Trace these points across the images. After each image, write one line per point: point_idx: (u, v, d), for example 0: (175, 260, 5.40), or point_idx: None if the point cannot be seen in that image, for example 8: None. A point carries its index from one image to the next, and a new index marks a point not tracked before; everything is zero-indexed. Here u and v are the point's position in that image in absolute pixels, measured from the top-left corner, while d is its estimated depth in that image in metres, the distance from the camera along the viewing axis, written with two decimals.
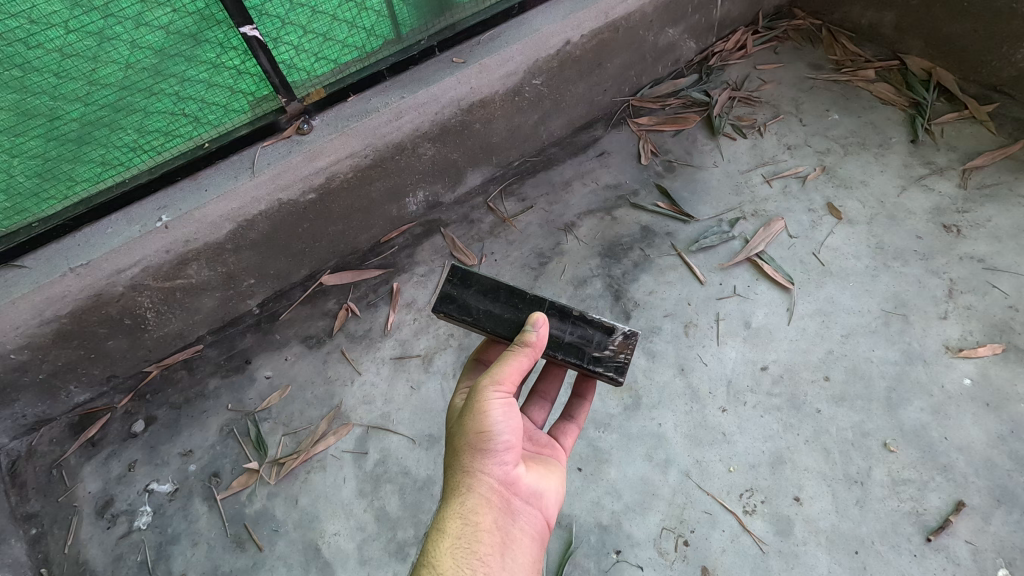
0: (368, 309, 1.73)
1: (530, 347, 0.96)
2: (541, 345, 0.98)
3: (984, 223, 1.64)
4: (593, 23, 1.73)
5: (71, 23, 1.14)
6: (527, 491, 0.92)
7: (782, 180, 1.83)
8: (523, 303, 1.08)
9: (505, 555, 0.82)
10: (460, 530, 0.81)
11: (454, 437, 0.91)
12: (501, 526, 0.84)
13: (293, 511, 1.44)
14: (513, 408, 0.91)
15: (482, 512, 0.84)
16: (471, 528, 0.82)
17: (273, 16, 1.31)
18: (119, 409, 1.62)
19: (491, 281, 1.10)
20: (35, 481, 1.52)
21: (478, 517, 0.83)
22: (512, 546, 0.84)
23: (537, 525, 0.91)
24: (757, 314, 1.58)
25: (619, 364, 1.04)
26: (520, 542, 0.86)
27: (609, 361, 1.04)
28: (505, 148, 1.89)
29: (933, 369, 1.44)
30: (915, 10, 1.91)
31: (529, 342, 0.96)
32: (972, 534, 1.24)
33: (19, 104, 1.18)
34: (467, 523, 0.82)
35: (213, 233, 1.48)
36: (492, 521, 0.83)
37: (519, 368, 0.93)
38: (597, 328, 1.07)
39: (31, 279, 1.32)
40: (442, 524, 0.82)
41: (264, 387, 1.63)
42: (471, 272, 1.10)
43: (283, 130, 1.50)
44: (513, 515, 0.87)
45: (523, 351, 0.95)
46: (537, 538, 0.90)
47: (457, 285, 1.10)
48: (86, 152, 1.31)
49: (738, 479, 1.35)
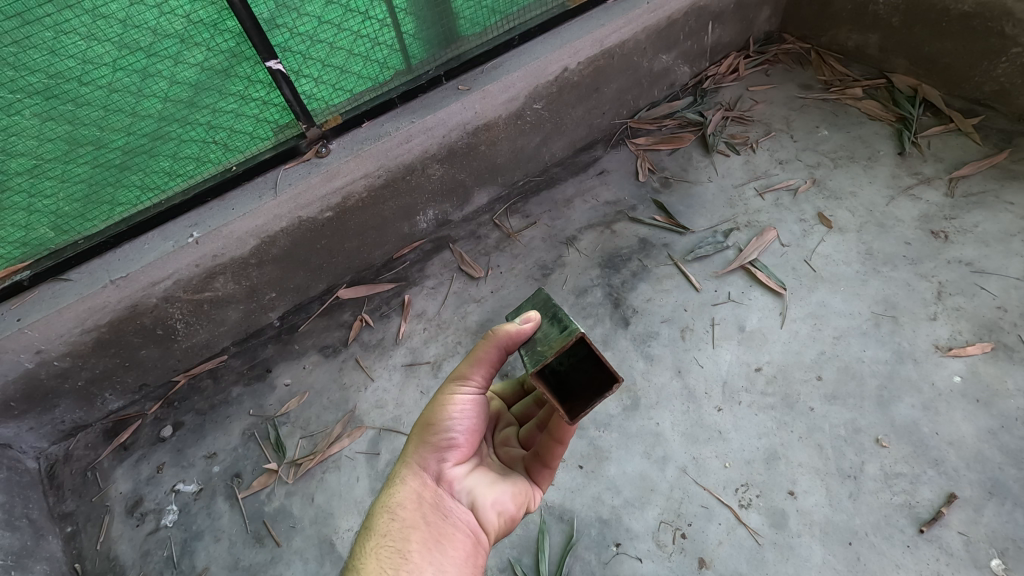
0: (381, 319, 1.84)
1: (511, 338, 1.02)
2: (519, 345, 1.03)
3: (972, 229, 1.70)
4: (590, 51, 1.86)
5: (118, 62, 1.28)
6: (468, 491, 1.01)
7: (774, 192, 1.91)
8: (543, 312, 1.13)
9: (432, 549, 0.90)
10: (383, 522, 0.94)
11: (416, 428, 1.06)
12: (430, 522, 0.94)
13: (309, 508, 1.52)
14: (466, 404, 1.03)
15: (406, 506, 0.95)
16: (398, 521, 0.93)
17: (295, 52, 1.46)
18: (149, 416, 1.73)
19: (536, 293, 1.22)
20: (71, 482, 1.63)
21: (409, 507, 0.95)
22: (441, 541, 0.92)
23: (476, 526, 0.98)
24: (751, 319, 1.64)
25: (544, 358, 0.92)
26: (452, 537, 0.94)
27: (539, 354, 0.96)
28: (510, 169, 2.02)
29: (923, 367, 1.49)
30: (897, 31, 2.01)
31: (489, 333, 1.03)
32: (965, 525, 1.27)
33: (70, 134, 1.33)
34: (391, 516, 0.94)
35: (239, 248, 1.61)
36: (413, 513, 0.94)
37: (492, 362, 1.04)
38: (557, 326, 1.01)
39: (76, 291, 1.45)
40: (373, 515, 0.96)
41: (284, 394, 1.73)
42: None
43: (303, 153, 1.63)
44: (445, 510, 0.96)
45: (499, 338, 1.02)
46: (472, 538, 0.96)
47: None
48: (127, 177, 1.45)
49: (734, 474, 1.40)
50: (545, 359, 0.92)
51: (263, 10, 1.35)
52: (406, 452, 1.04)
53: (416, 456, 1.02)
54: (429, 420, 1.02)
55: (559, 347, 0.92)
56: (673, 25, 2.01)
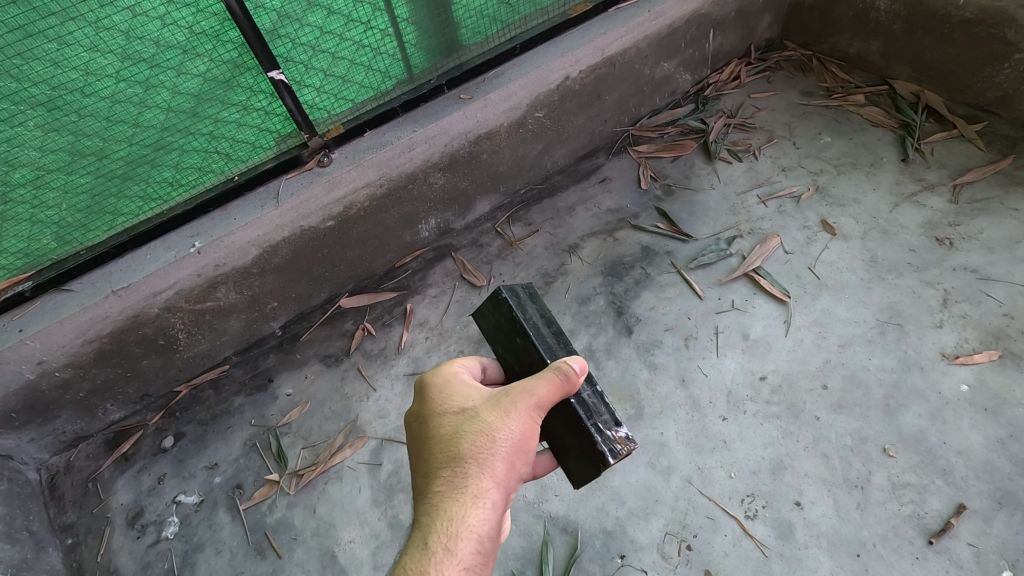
0: (383, 328, 1.83)
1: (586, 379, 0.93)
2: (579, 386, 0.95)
3: (977, 236, 1.69)
4: (591, 59, 1.86)
5: (121, 73, 1.28)
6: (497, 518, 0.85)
7: (778, 200, 1.90)
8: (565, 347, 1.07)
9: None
10: (473, 557, 0.69)
11: (481, 431, 0.79)
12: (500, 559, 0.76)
13: (311, 520, 1.51)
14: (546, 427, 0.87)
15: (493, 537, 0.73)
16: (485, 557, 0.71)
17: (297, 62, 1.46)
18: (150, 426, 1.72)
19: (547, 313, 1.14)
20: (72, 493, 1.62)
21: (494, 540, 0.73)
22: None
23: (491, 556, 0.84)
24: (755, 327, 1.63)
25: (618, 449, 0.95)
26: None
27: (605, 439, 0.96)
28: (512, 177, 2.01)
29: (930, 376, 1.47)
30: (899, 38, 2.01)
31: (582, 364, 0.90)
32: (975, 536, 1.26)
33: (73, 145, 1.33)
34: (480, 548, 0.71)
35: (241, 258, 1.60)
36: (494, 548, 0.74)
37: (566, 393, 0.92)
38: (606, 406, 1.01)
39: (79, 302, 1.45)
40: (453, 541, 0.70)
41: (286, 404, 1.72)
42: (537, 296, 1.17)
43: (305, 163, 1.63)
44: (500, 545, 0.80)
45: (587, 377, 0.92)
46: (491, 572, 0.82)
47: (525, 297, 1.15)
48: (130, 188, 1.45)
49: (739, 485, 1.38)
50: (620, 456, 0.94)
51: (266, 21, 1.36)
52: (470, 454, 0.78)
53: (493, 472, 0.77)
54: (518, 436, 0.80)
55: (629, 448, 0.96)
56: (675, 33, 2.01)
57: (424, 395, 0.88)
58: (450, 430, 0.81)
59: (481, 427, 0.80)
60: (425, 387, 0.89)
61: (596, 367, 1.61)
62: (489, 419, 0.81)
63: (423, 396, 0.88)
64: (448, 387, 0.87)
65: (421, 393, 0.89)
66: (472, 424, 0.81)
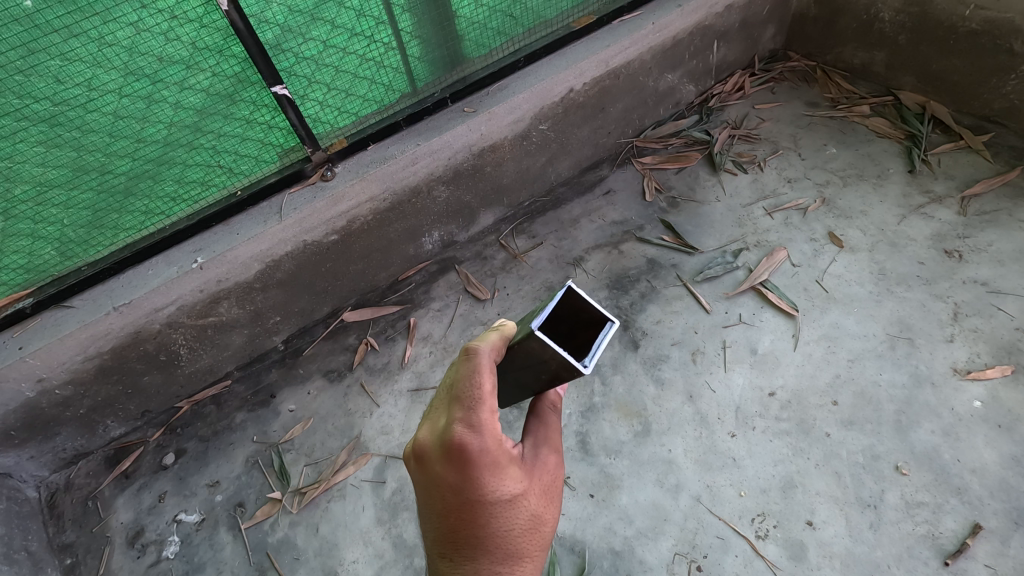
0: (386, 343, 1.81)
1: None
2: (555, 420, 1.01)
3: (986, 248, 1.67)
4: (595, 72, 1.86)
5: (123, 89, 1.28)
6: None
7: (784, 212, 1.89)
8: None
9: None
10: None
11: (529, 523, 0.83)
12: None
13: (313, 539, 1.48)
14: None
15: None
16: None
17: (300, 76, 1.46)
18: (151, 442, 1.70)
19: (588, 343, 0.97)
20: (71, 512, 1.59)
21: None
22: None
23: None
24: (763, 341, 1.61)
25: None
26: None
27: None
28: (516, 189, 2.00)
29: (942, 392, 1.45)
30: (903, 49, 2.01)
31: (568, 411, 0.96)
32: (992, 558, 1.23)
33: (76, 161, 1.32)
34: None
35: (243, 273, 1.59)
36: None
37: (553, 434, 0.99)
38: None
39: (79, 318, 1.43)
40: None
41: (288, 420, 1.70)
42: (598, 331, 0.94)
43: (308, 177, 1.62)
44: None
45: None
46: None
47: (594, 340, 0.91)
48: (132, 203, 1.44)
49: (749, 504, 1.36)
50: None
51: (269, 36, 1.36)
52: (526, 550, 0.82)
53: (537, 558, 0.85)
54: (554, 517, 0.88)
55: None
56: (678, 45, 2.01)
57: (467, 471, 0.77)
58: (505, 525, 0.80)
59: (532, 519, 0.83)
60: (469, 463, 0.76)
61: (602, 383, 1.59)
62: (537, 509, 0.84)
63: (464, 472, 0.77)
64: (496, 469, 0.79)
65: (460, 465, 0.77)
66: (527, 516, 0.82)
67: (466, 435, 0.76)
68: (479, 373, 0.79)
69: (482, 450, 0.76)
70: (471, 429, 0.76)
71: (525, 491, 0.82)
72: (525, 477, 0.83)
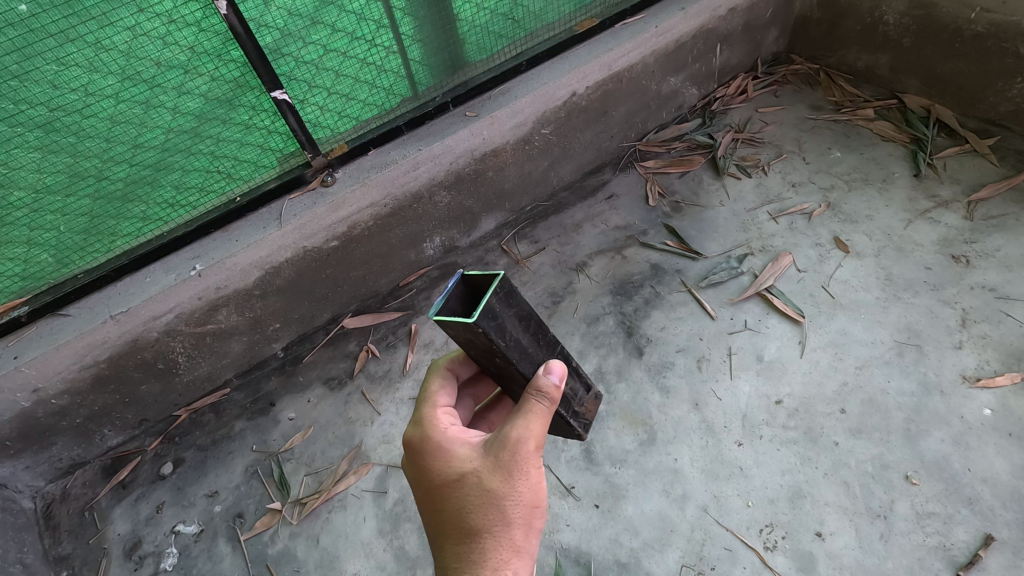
0: (387, 350, 1.79)
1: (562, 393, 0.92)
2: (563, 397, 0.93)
3: (993, 253, 1.65)
4: (597, 75, 1.84)
5: (121, 94, 1.26)
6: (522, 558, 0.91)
7: (789, 217, 1.87)
8: (545, 342, 0.98)
9: None
10: None
11: (491, 505, 0.81)
12: None
13: (314, 551, 1.46)
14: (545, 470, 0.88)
15: None
16: None
17: (300, 80, 1.44)
18: (149, 452, 1.68)
19: (527, 308, 0.93)
20: (67, 523, 1.57)
21: None
22: None
23: None
24: (769, 348, 1.59)
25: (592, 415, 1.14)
26: None
27: (582, 417, 1.11)
28: (517, 194, 1.98)
29: (951, 400, 1.43)
30: (908, 52, 1.99)
31: (557, 390, 0.86)
32: (1005, 569, 1.21)
33: (73, 167, 1.30)
34: None
35: (242, 280, 1.57)
36: None
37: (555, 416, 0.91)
38: (581, 382, 1.10)
39: (75, 327, 1.41)
40: None
41: (288, 429, 1.68)
42: (517, 291, 0.91)
43: (308, 183, 1.59)
44: None
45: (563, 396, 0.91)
46: None
47: (502, 300, 0.88)
48: (129, 209, 1.42)
49: (757, 515, 1.34)
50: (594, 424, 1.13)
51: (269, 40, 1.33)
52: (486, 529, 0.81)
53: (508, 537, 0.81)
54: (528, 496, 0.82)
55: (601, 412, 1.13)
56: (682, 48, 1.99)
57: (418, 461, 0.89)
58: (457, 504, 0.83)
59: (486, 495, 0.82)
60: (413, 452, 0.89)
61: (607, 391, 1.57)
62: (492, 485, 0.82)
63: (416, 462, 0.89)
64: (437, 452, 0.86)
65: (412, 457, 0.90)
66: (477, 491, 0.82)
67: (409, 430, 0.91)
68: (430, 384, 0.98)
69: (421, 438, 0.88)
70: (415, 425, 0.92)
71: (472, 469, 0.84)
72: (475, 457, 0.85)
